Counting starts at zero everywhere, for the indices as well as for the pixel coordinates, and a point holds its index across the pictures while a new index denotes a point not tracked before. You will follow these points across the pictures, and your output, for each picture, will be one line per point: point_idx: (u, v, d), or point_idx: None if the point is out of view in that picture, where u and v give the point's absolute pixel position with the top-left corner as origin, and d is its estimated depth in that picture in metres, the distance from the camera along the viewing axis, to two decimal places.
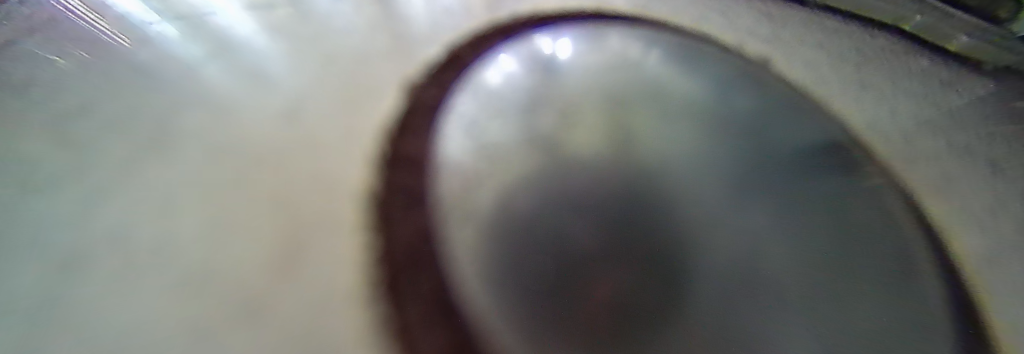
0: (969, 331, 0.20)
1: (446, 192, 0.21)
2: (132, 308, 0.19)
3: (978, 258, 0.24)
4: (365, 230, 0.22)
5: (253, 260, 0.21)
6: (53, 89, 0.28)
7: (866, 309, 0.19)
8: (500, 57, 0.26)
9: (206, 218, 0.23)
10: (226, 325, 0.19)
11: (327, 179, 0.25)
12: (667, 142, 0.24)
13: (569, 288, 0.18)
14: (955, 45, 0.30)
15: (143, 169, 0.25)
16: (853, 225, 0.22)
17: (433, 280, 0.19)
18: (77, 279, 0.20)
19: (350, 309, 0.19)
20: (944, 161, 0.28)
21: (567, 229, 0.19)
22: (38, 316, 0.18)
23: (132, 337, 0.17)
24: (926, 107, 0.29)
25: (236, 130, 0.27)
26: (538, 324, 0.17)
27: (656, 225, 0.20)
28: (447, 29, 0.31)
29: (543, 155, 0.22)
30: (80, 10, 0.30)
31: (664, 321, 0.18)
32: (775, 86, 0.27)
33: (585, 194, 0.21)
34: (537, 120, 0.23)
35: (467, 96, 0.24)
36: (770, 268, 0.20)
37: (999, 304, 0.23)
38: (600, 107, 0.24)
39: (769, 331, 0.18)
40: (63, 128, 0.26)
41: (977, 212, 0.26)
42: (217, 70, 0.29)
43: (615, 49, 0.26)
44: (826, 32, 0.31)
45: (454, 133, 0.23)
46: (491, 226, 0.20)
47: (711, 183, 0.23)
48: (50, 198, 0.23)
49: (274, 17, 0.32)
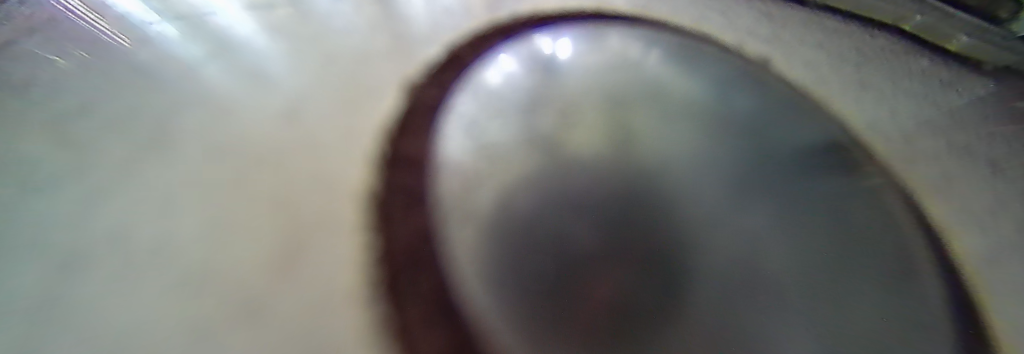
0: (970, 331, 0.20)
1: (446, 192, 0.21)
2: (133, 308, 0.19)
3: (978, 258, 0.24)
4: (365, 230, 0.22)
5: (252, 260, 0.21)
6: (54, 89, 0.28)
7: (867, 310, 0.19)
8: (500, 57, 0.26)
9: (206, 218, 0.23)
10: (226, 325, 0.19)
11: (326, 179, 0.25)
12: (667, 143, 0.24)
13: (569, 289, 0.18)
14: (955, 45, 0.30)
15: (143, 169, 0.25)
16: (853, 225, 0.22)
17: (433, 280, 0.19)
18: (77, 279, 0.20)
19: (351, 309, 0.19)
20: (944, 161, 0.28)
21: (567, 229, 0.19)
22: (40, 315, 0.18)
23: (133, 338, 0.17)
24: (927, 108, 0.29)
25: (237, 131, 0.27)
26: (538, 324, 0.17)
27: (655, 226, 0.20)
28: (447, 29, 0.31)
29: (543, 154, 0.22)
30: (80, 10, 0.30)
31: (663, 321, 0.18)
32: (774, 86, 0.27)
33: (585, 195, 0.21)
34: (537, 120, 0.23)
35: (467, 96, 0.24)
36: (771, 268, 0.20)
37: (999, 304, 0.23)
38: (600, 107, 0.24)
39: (769, 331, 0.18)
40: (64, 128, 0.26)
41: (977, 212, 0.26)
42: (217, 70, 0.29)
43: (615, 49, 0.26)
44: (825, 32, 0.32)
45: (454, 133, 0.23)
46: (491, 226, 0.20)
47: (711, 183, 0.23)
48: (52, 198, 0.23)
49: (274, 16, 0.32)
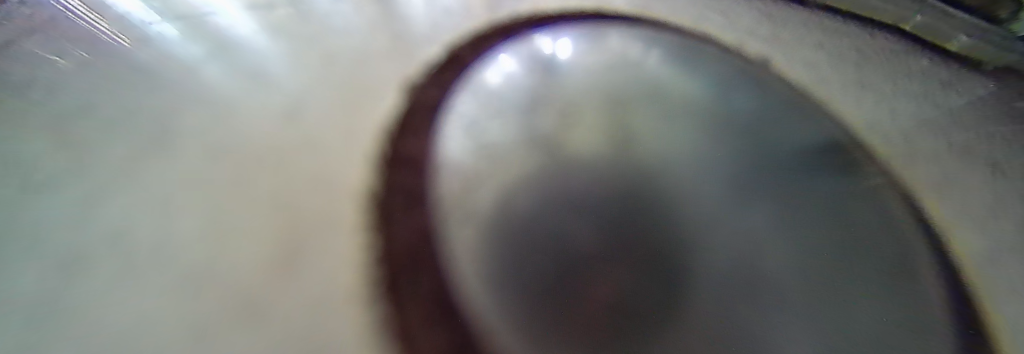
0: (969, 331, 0.20)
1: (446, 192, 0.21)
2: (133, 308, 0.19)
3: (977, 258, 0.24)
4: (366, 231, 0.22)
5: (252, 260, 0.21)
6: (53, 89, 0.28)
7: (865, 310, 0.19)
8: (500, 57, 0.26)
9: (206, 218, 0.23)
10: (226, 325, 0.19)
11: (326, 179, 0.25)
12: (667, 143, 0.24)
13: (569, 288, 0.18)
14: (954, 45, 0.30)
15: (143, 169, 0.25)
16: (853, 226, 0.22)
17: (432, 280, 0.19)
18: (75, 279, 0.20)
19: (351, 308, 0.19)
20: (945, 161, 0.27)
21: (567, 229, 0.20)
22: (38, 315, 0.18)
23: (132, 339, 0.17)
24: (927, 108, 0.29)
25: (238, 131, 0.27)
26: (539, 323, 0.17)
27: (655, 226, 0.21)
28: (447, 29, 0.31)
29: (543, 155, 0.22)
30: (80, 9, 0.30)
31: (663, 321, 0.18)
32: (775, 86, 0.27)
33: (584, 195, 0.21)
34: (537, 120, 0.23)
35: (467, 96, 0.24)
36: (772, 268, 0.20)
37: (999, 305, 0.23)
38: (600, 107, 0.24)
39: (767, 331, 0.18)
40: (62, 129, 0.26)
41: (978, 212, 0.26)
42: (217, 70, 0.29)
43: (615, 49, 0.26)
44: (826, 31, 0.31)
45: (454, 133, 0.23)
46: (491, 227, 0.20)
47: (711, 183, 0.23)
48: (51, 198, 0.23)
49: (274, 16, 0.32)
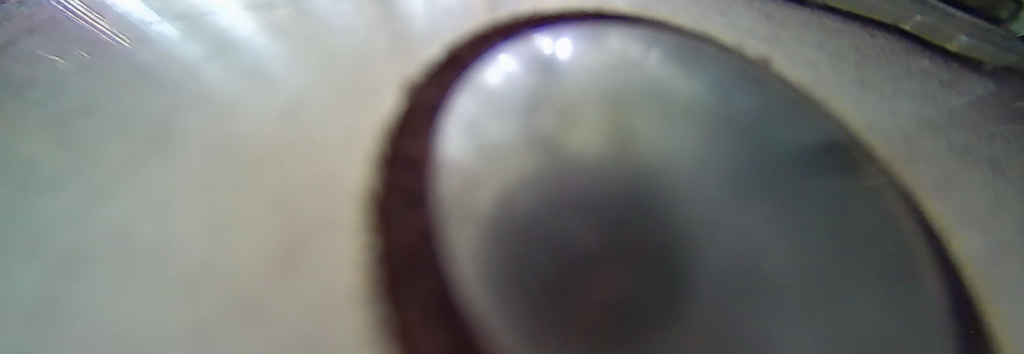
0: (970, 331, 0.20)
1: (446, 192, 0.22)
2: (128, 308, 0.18)
3: (980, 258, 0.24)
4: (366, 230, 0.22)
5: (254, 260, 0.21)
6: (56, 91, 0.28)
7: (864, 310, 0.19)
8: (500, 57, 0.26)
9: (206, 218, 0.23)
10: (225, 325, 0.18)
11: (326, 179, 0.25)
12: (667, 142, 0.24)
13: (569, 287, 0.18)
14: (955, 45, 0.30)
15: (142, 168, 0.25)
16: (855, 224, 0.22)
17: (433, 281, 0.19)
18: (74, 279, 0.20)
19: (350, 307, 0.19)
20: (946, 161, 0.27)
21: (566, 229, 0.20)
22: (36, 315, 0.18)
23: (127, 336, 0.17)
24: (926, 108, 0.29)
25: (238, 132, 0.27)
26: (540, 322, 0.17)
27: (655, 228, 0.21)
28: (447, 30, 0.31)
29: (543, 156, 0.23)
30: (80, 10, 0.30)
31: (665, 322, 0.18)
32: (775, 86, 0.27)
33: (584, 194, 0.21)
34: (537, 120, 0.24)
35: (467, 96, 0.25)
36: (768, 268, 0.20)
37: (1006, 306, 0.22)
38: (600, 106, 0.24)
39: (770, 334, 0.18)
40: (65, 129, 0.26)
41: (980, 211, 0.26)
42: (216, 69, 0.29)
43: (614, 49, 0.27)
44: (826, 31, 0.31)
45: (454, 133, 0.24)
46: (491, 227, 0.20)
47: (711, 182, 0.23)
48: (51, 199, 0.23)
49: (274, 17, 0.32)
